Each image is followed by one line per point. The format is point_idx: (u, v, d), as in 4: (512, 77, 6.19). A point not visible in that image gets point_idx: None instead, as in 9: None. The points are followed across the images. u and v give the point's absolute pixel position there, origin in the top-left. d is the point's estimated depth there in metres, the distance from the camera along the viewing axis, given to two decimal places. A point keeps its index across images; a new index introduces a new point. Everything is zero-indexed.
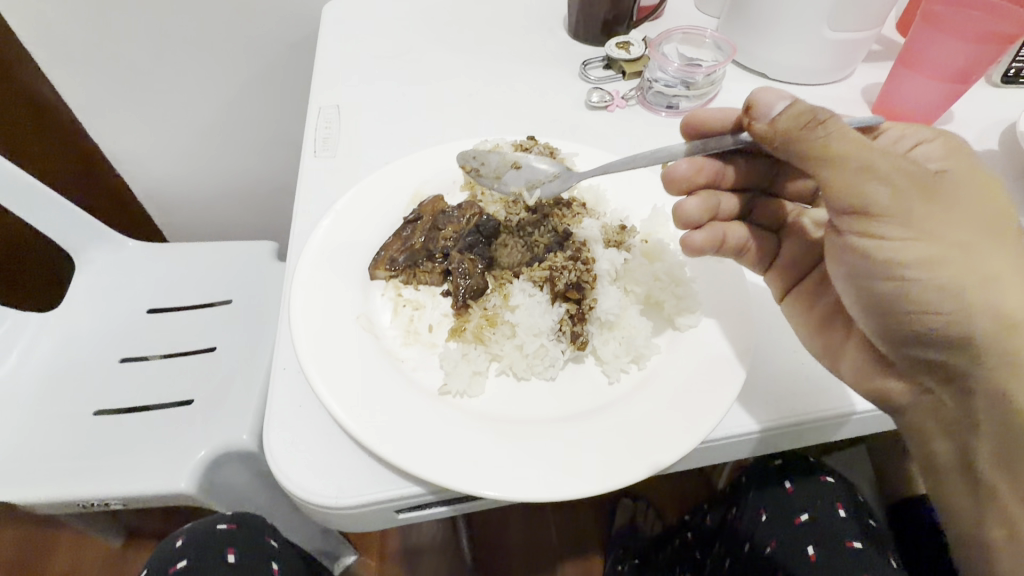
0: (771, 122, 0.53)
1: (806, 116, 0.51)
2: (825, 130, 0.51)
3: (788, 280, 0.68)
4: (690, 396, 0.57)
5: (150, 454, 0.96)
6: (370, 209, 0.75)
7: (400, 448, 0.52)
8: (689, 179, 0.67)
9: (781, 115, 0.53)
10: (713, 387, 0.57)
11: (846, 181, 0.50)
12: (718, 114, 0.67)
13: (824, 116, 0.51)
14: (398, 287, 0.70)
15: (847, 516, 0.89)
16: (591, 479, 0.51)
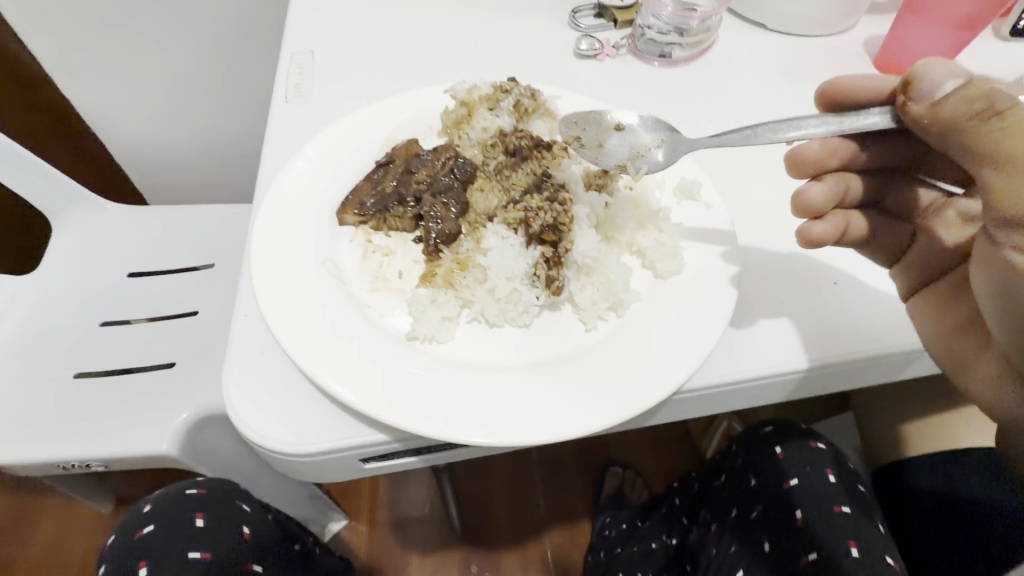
0: (936, 105, 0.46)
1: (980, 104, 0.43)
2: (1001, 122, 0.42)
3: (916, 277, 0.60)
4: (668, 343, 0.55)
5: (126, 418, 0.93)
6: (341, 153, 0.71)
7: (362, 392, 0.50)
8: (820, 160, 0.59)
9: (947, 98, 0.45)
10: (691, 334, 0.55)
11: (1021, 186, 0.41)
12: (862, 81, 0.58)
13: (1005, 105, 0.42)
14: (368, 233, 0.66)
15: (837, 482, 0.88)
16: (563, 425, 0.50)
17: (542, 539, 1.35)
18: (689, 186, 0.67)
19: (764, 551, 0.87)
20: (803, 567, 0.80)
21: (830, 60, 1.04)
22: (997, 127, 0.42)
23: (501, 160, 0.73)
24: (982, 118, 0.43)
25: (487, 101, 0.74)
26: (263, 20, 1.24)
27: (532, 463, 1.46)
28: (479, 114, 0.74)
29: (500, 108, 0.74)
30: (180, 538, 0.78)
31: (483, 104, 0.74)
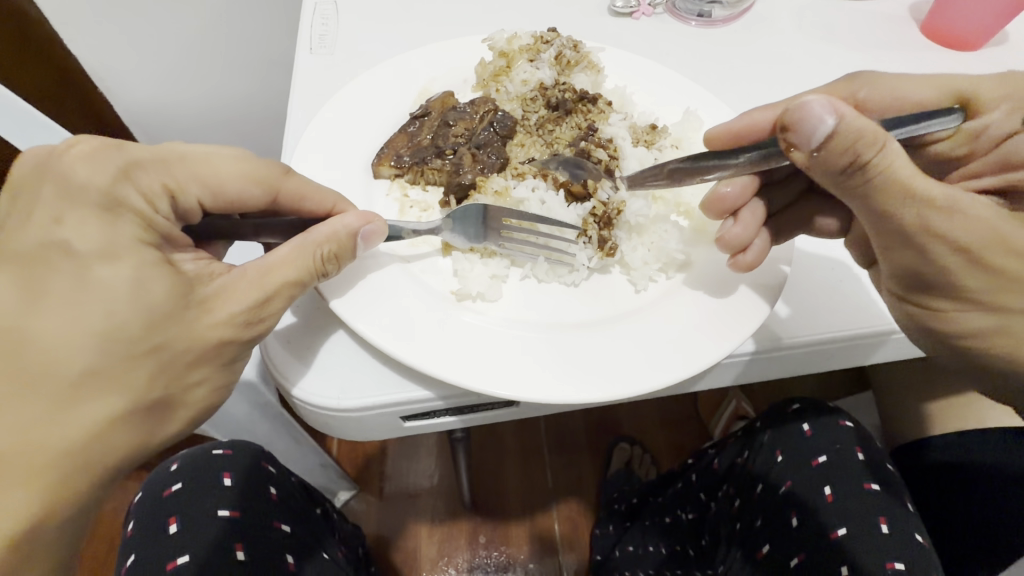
0: (815, 156, 0.41)
1: (850, 153, 0.40)
2: (876, 165, 0.40)
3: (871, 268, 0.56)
4: (726, 304, 0.52)
5: None
6: (372, 104, 0.68)
7: (409, 343, 0.48)
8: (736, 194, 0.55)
9: (824, 148, 0.40)
10: (750, 294, 0.52)
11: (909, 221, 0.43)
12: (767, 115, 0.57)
13: (873, 154, 0.40)
14: (404, 187, 0.64)
15: (865, 460, 0.86)
16: (617, 387, 0.47)
17: (550, 512, 1.35)
18: None
19: (792, 526, 0.85)
20: (834, 541, 0.79)
21: (877, 22, 0.96)
22: (877, 168, 0.40)
23: (542, 114, 0.71)
24: (853, 164, 0.40)
25: (528, 52, 0.71)
26: None
27: (542, 439, 1.44)
28: (518, 66, 0.71)
29: (541, 59, 0.71)
30: (208, 495, 0.78)
31: (524, 55, 0.71)
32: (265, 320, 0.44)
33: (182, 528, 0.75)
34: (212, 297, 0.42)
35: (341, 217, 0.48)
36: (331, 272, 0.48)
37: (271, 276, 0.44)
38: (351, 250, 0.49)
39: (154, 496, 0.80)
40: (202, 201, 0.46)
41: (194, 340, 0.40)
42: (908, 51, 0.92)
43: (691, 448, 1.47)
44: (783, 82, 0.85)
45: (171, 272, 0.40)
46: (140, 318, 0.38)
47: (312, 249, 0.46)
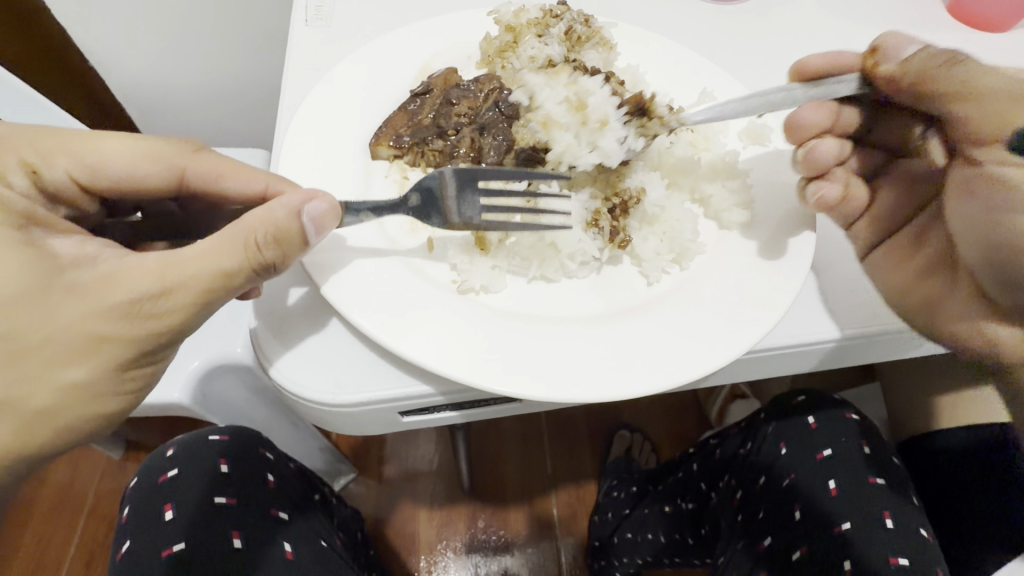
0: (903, 62, 0.51)
1: (941, 56, 0.48)
2: (965, 68, 0.47)
3: (879, 230, 0.61)
4: (777, 242, 0.53)
5: None
6: (370, 80, 0.64)
7: (406, 337, 0.45)
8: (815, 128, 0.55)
9: (913, 55, 0.50)
10: (771, 285, 0.50)
11: (990, 111, 0.45)
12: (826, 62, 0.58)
13: (964, 56, 0.47)
14: (404, 169, 0.60)
15: (870, 453, 0.84)
16: (629, 384, 0.44)
17: (549, 497, 1.35)
18: (759, 129, 0.62)
19: (793, 520, 0.83)
20: (836, 536, 0.78)
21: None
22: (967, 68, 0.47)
23: None
24: (948, 61, 0.48)
25: (536, 26, 0.67)
26: None
27: (541, 426, 1.43)
28: (526, 40, 0.66)
29: (551, 34, 0.67)
30: (203, 483, 0.77)
31: (532, 29, 0.67)
32: (155, 315, 0.40)
33: (176, 515, 0.74)
34: (78, 284, 0.39)
35: (286, 202, 0.44)
36: (270, 261, 0.43)
37: (171, 267, 0.40)
38: (294, 238, 0.43)
39: (149, 482, 0.78)
40: (74, 175, 0.45)
41: (54, 333, 0.38)
42: (940, 30, 0.87)
43: (691, 436, 1.46)
44: (807, 62, 0.81)
45: (24, 254, 0.39)
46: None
47: (233, 238, 0.41)
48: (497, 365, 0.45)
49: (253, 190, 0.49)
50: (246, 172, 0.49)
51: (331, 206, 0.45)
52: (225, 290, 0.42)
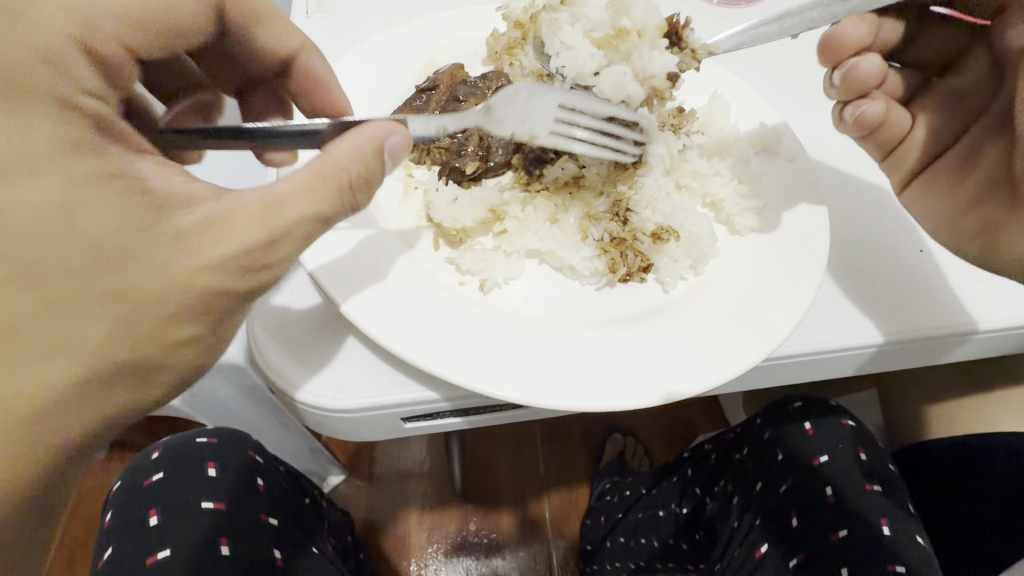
0: None
1: None
2: None
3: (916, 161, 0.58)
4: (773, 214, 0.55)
5: None
6: (378, 71, 0.63)
7: (411, 339, 0.44)
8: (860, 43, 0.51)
9: None
10: (788, 291, 0.49)
11: None
12: None
13: None
14: (408, 166, 0.58)
15: (866, 460, 0.84)
16: (639, 392, 0.43)
17: (542, 499, 1.33)
18: (772, 131, 0.60)
19: (792, 527, 0.83)
20: (835, 544, 0.77)
21: None
22: None
23: None
24: None
25: None
26: None
27: (534, 427, 1.41)
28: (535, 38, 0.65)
29: None
30: (192, 487, 0.74)
31: (541, 28, 0.65)
32: (267, 266, 0.36)
33: (163, 522, 0.71)
34: (192, 234, 0.34)
35: (359, 133, 0.40)
36: (359, 201, 0.40)
37: (279, 210, 0.37)
38: (376, 168, 0.40)
39: (135, 485, 0.75)
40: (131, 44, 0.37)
41: (218, 251, 0.34)
42: None
43: (685, 441, 1.45)
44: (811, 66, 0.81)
45: (126, 193, 0.33)
46: (141, 201, 0.33)
47: (330, 174, 0.38)
48: (500, 365, 0.43)
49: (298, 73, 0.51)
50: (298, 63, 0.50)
51: (395, 132, 0.41)
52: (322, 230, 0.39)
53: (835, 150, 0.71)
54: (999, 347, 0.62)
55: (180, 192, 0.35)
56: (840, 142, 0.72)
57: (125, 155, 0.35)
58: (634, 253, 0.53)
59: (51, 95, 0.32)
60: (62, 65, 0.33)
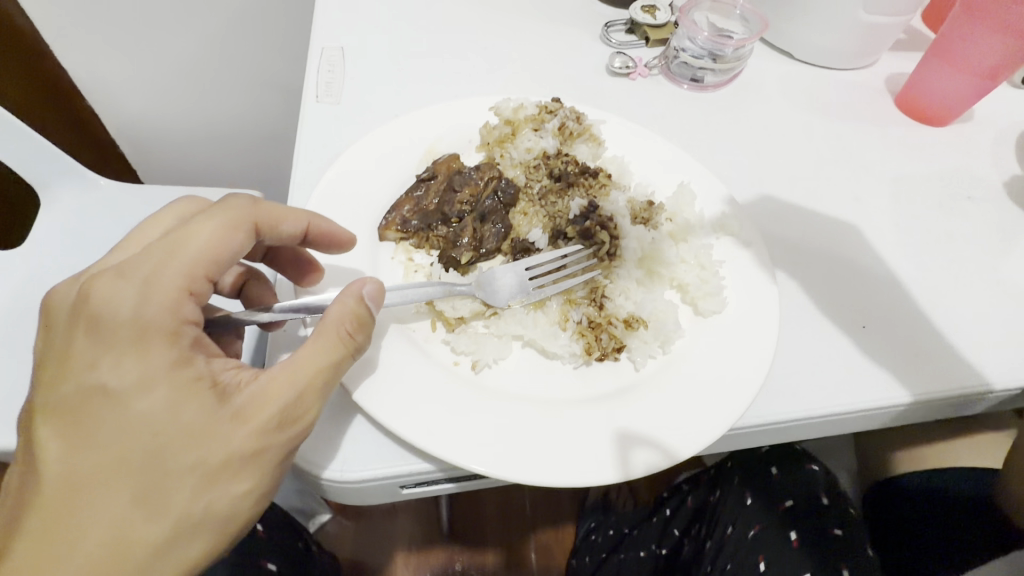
0: None
1: None
2: None
3: None
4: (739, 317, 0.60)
5: None
6: (384, 158, 0.70)
7: (409, 420, 0.50)
8: None
9: None
10: (740, 371, 0.56)
11: None
12: None
13: None
14: (409, 251, 0.66)
15: (828, 503, 0.91)
16: (611, 468, 0.49)
17: (528, 538, 1.36)
18: (729, 224, 0.68)
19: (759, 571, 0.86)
20: None
21: (850, 95, 1.07)
22: None
23: (544, 183, 0.74)
24: None
25: (532, 121, 0.75)
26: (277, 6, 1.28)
27: None
28: (523, 134, 0.75)
29: (545, 129, 0.75)
30: None
31: (528, 125, 0.75)
32: (299, 417, 0.44)
33: None
34: (245, 406, 0.42)
35: (343, 292, 0.48)
36: (359, 340, 0.47)
37: (297, 369, 0.44)
38: (368, 318, 0.48)
39: None
40: (209, 275, 0.44)
41: (262, 415, 0.42)
42: (879, 125, 1.02)
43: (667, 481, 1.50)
44: (769, 146, 0.92)
45: (203, 388, 0.41)
46: (211, 394, 0.41)
47: (330, 328, 0.46)
48: (479, 443, 0.49)
49: (301, 224, 0.53)
50: (296, 211, 0.52)
51: (376, 287, 0.50)
52: (336, 380, 0.47)
53: (789, 229, 0.79)
54: (940, 412, 0.68)
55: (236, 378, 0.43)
56: (793, 222, 0.81)
57: (206, 360, 0.43)
58: (609, 336, 0.60)
59: (159, 331, 0.40)
60: (179, 310, 0.41)
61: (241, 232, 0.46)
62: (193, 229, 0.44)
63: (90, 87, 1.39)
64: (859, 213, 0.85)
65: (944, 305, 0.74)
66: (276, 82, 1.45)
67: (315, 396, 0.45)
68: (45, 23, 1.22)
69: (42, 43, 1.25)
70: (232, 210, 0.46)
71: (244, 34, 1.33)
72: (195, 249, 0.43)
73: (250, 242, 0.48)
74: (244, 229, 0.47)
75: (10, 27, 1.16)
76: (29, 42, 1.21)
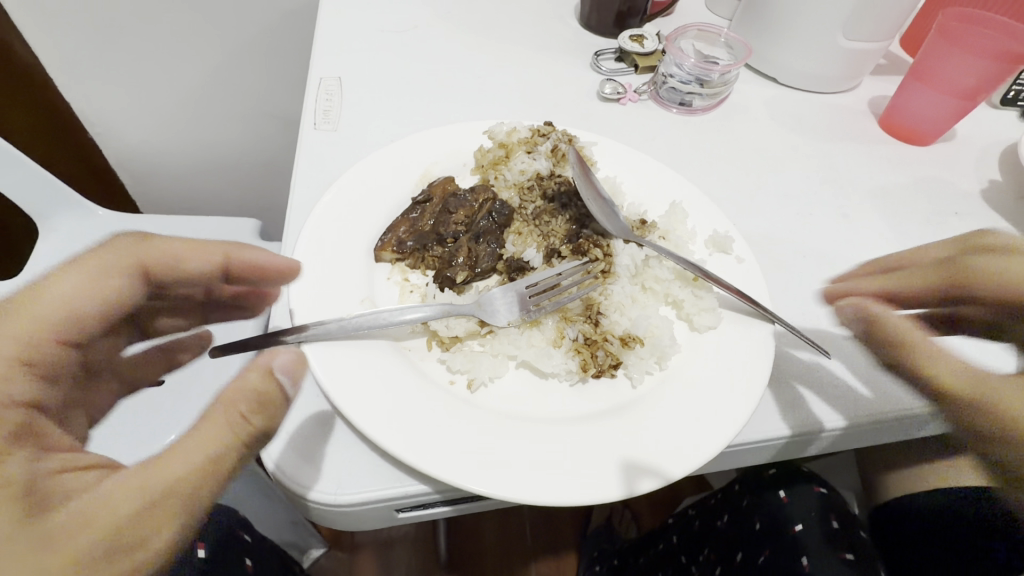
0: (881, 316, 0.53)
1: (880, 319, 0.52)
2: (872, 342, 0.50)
3: None
4: (728, 338, 0.60)
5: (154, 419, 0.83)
6: (380, 181, 0.71)
7: (404, 439, 0.49)
8: None
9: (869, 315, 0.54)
10: (725, 399, 0.55)
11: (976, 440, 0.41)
12: None
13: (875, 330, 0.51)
14: (404, 271, 0.67)
15: (838, 526, 0.88)
16: (611, 487, 0.48)
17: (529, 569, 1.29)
18: (722, 240, 0.69)
19: None
20: None
21: (835, 117, 1.10)
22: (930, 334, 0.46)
23: (538, 205, 0.75)
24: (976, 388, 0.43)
25: (525, 144, 0.77)
26: (282, 38, 1.33)
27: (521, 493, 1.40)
28: (516, 156, 0.76)
29: (538, 151, 0.77)
30: None
31: (521, 147, 0.77)
32: (148, 533, 0.37)
33: None
34: (76, 517, 0.35)
35: (252, 361, 0.45)
36: (261, 423, 0.43)
37: (161, 467, 0.39)
38: (273, 396, 0.44)
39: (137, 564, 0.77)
40: (65, 331, 0.42)
41: (94, 526, 0.35)
42: (865, 144, 1.05)
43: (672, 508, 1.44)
44: (759, 166, 0.94)
45: (22, 494, 0.35)
46: (28, 501, 0.35)
47: (220, 416, 0.42)
48: (470, 460, 0.48)
49: (211, 260, 0.54)
50: (200, 248, 0.54)
51: (298, 355, 0.47)
52: (218, 477, 0.41)
53: (781, 245, 0.80)
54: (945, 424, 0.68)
55: (74, 482, 0.37)
56: (785, 238, 0.82)
57: (29, 459, 0.37)
58: (605, 353, 0.60)
59: None
60: (5, 386, 0.38)
61: (118, 279, 0.46)
62: (54, 281, 0.43)
63: (92, 120, 1.42)
64: (851, 228, 0.86)
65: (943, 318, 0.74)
66: (273, 111, 1.49)
67: (176, 502, 0.38)
68: (52, 59, 1.26)
69: (48, 79, 1.29)
70: (110, 255, 0.47)
71: (246, 66, 1.38)
72: (51, 303, 0.42)
73: (137, 283, 0.48)
74: (124, 276, 0.47)
75: (20, 65, 1.20)
76: (36, 78, 1.25)
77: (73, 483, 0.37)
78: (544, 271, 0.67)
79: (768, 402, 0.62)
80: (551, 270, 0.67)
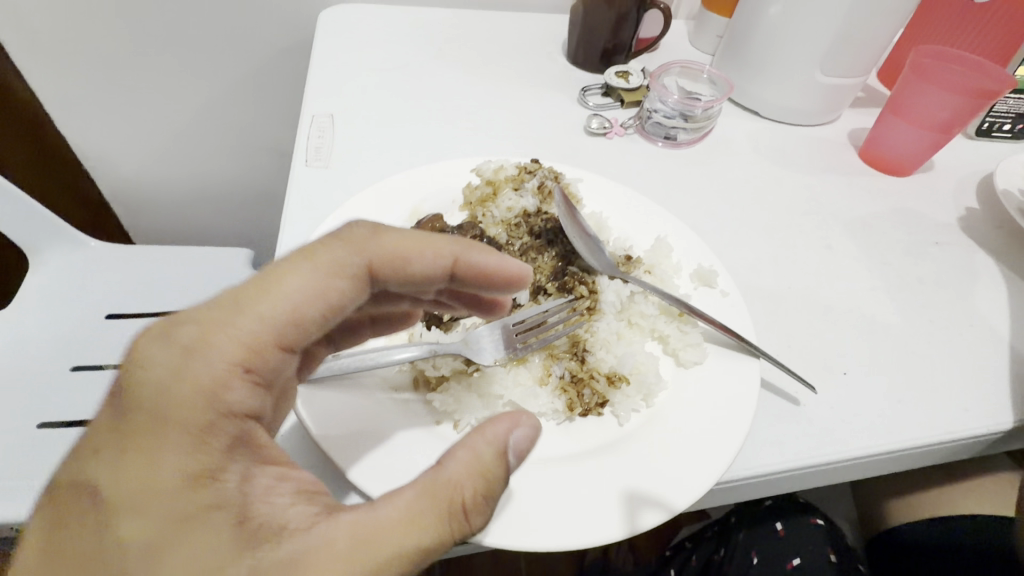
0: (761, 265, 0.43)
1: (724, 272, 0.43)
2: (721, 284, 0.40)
3: None
4: (715, 377, 0.60)
5: None
6: (369, 219, 0.72)
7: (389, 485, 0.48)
8: None
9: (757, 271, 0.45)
10: (712, 437, 0.55)
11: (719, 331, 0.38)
12: None
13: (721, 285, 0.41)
14: None
15: (835, 560, 0.88)
16: (595, 531, 0.47)
17: None
18: (706, 274, 0.70)
19: None
20: None
21: (817, 148, 1.13)
22: None
23: (525, 241, 0.76)
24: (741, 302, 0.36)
25: (512, 182, 0.79)
26: (275, 72, 1.36)
27: None
28: (504, 193, 0.78)
29: (525, 188, 0.79)
30: None
31: (509, 185, 0.79)
32: None
33: None
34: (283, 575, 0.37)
35: (491, 441, 0.44)
36: (474, 524, 0.42)
37: (373, 540, 0.40)
38: (496, 477, 0.44)
39: None
40: (282, 342, 0.44)
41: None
42: (846, 175, 1.07)
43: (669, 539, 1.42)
44: (743, 198, 0.96)
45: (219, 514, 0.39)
46: (235, 532, 0.38)
47: (446, 496, 0.42)
48: None
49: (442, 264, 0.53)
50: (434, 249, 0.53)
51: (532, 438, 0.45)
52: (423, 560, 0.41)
53: (766, 277, 0.82)
54: (933, 457, 0.68)
55: (281, 516, 0.40)
56: (770, 270, 0.83)
57: (243, 474, 0.41)
58: (592, 391, 0.60)
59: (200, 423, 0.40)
60: (224, 394, 0.41)
61: (341, 281, 0.46)
62: (284, 280, 0.44)
63: (86, 153, 1.45)
64: (835, 260, 0.88)
65: (927, 350, 0.75)
66: (268, 144, 1.51)
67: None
68: (47, 95, 1.30)
69: (43, 113, 1.32)
70: (345, 251, 0.47)
71: (238, 99, 1.40)
72: (275, 308, 0.43)
73: (356, 285, 0.47)
74: (350, 275, 0.47)
75: (15, 99, 1.23)
76: (32, 112, 1.28)
77: (280, 512, 0.40)
78: (531, 307, 0.68)
79: (756, 437, 0.62)
80: (537, 307, 0.67)
